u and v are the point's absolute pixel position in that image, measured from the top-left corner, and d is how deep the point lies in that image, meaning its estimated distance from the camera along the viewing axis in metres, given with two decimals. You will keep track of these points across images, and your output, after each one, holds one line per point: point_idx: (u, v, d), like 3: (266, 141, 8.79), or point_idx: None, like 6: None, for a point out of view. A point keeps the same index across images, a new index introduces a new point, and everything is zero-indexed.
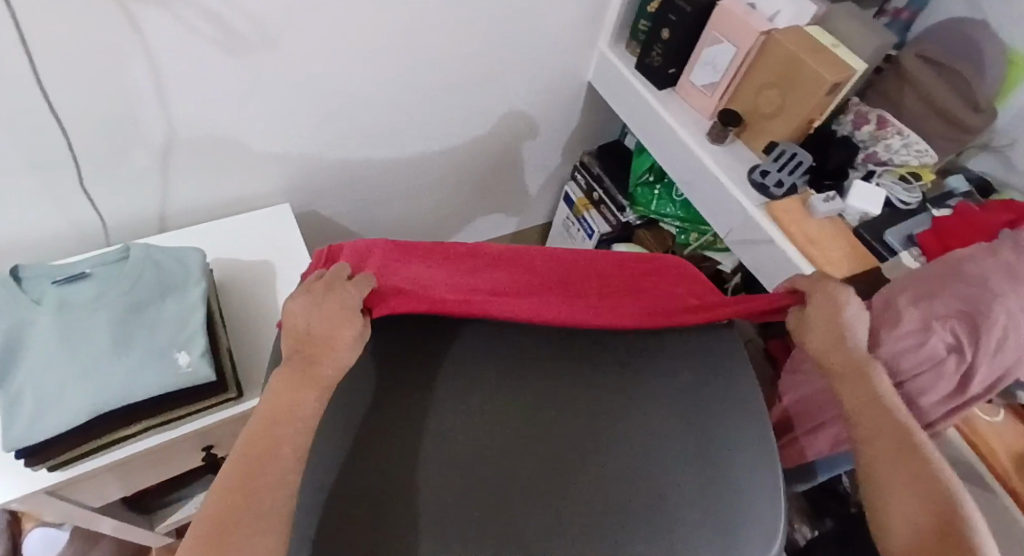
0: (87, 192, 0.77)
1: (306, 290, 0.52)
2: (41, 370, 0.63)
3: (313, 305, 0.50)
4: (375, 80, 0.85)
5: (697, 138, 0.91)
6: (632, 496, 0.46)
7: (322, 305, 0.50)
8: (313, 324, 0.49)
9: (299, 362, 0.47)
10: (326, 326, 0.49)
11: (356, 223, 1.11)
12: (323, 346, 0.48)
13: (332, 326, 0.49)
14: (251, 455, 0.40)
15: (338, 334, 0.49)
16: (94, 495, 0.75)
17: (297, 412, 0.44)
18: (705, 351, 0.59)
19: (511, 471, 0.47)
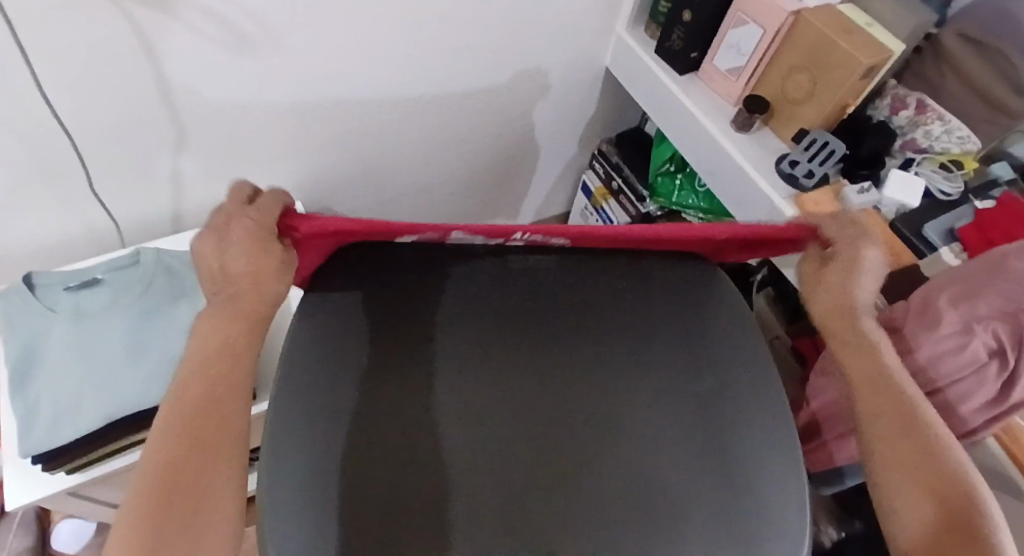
0: (97, 196, 0.76)
1: (209, 228, 0.49)
2: (56, 376, 0.63)
3: (221, 245, 0.47)
4: (388, 74, 0.83)
5: (721, 126, 0.87)
6: (626, 504, 0.46)
7: (234, 236, 0.47)
8: (229, 263, 0.47)
9: (230, 301, 0.47)
10: (242, 263, 0.47)
11: (371, 218, 1.10)
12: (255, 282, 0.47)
13: (248, 261, 0.47)
14: (193, 414, 0.41)
15: (255, 263, 0.47)
16: (115, 493, 0.76)
17: (233, 379, 0.44)
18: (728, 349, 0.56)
19: (506, 479, 0.47)
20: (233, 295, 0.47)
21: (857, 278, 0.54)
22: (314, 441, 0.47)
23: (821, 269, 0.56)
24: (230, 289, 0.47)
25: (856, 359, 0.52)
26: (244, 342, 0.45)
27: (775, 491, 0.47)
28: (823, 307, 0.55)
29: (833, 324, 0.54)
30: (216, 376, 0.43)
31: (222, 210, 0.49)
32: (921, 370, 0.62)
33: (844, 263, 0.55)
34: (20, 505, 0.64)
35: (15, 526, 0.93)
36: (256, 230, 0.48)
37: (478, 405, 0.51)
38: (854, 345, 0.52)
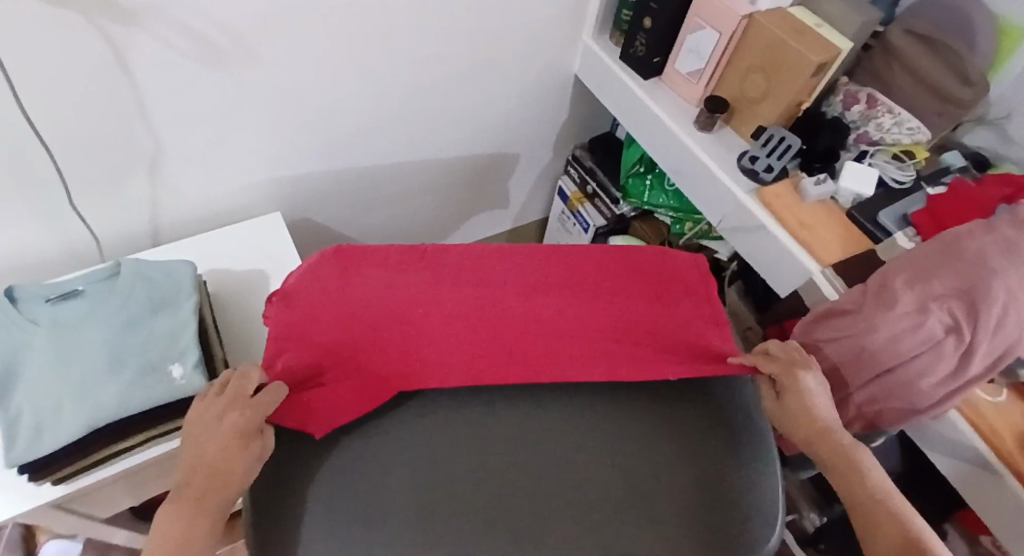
0: (77, 211, 0.78)
1: (201, 406, 0.50)
2: (37, 387, 0.64)
3: (209, 422, 0.48)
4: (361, 84, 0.85)
5: (685, 127, 0.90)
6: (689, 516, 0.49)
7: (220, 419, 0.48)
8: (206, 451, 0.46)
9: (188, 491, 0.45)
10: (217, 445, 0.47)
11: (350, 227, 1.11)
12: (217, 474, 0.45)
13: (226, 445, 0.47)
14: (179, 528, 0.43)
15: (232, 455, 0.46)
16: (99, 508, 0.76)
17: (218, 480, 0.45)
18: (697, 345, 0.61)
19: (571, 491, 0.49)
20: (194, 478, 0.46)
21: (811, 399, 0.55)
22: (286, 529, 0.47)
23: (778, 396, 0.56)
24: (198, 477, 0.45)
25: (819, 441, 0.53)
26: (227, 452, 0.46)
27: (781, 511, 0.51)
28: (800, 427, 0.54)
29: (819, 443, 0.53)
30: (185, 530, 0.43)
31: (224, 393, 0.50)
32: (882, 349, 0.64)
33: (792, 384, 0.56)
34: (4, 519, 0.64)
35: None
36: (244, 412, 0.48)
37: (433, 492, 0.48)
38: (837, 459, 0.52)
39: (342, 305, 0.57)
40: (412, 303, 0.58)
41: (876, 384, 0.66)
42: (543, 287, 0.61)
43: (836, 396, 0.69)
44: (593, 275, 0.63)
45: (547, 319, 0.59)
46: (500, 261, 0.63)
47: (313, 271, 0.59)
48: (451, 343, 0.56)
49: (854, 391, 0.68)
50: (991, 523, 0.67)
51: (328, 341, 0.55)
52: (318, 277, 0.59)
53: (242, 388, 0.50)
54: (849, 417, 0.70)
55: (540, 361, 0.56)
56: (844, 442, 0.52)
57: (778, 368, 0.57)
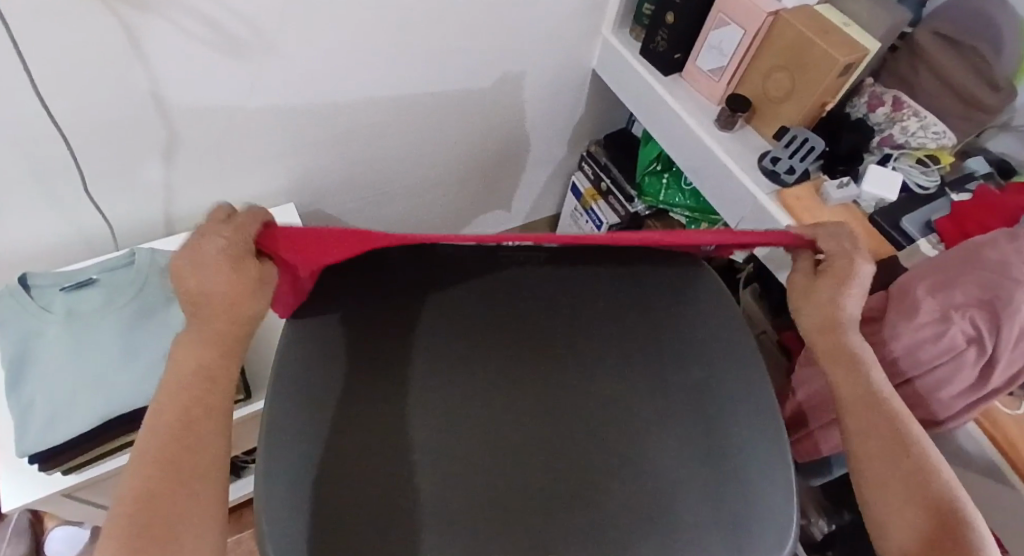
0: (92, 199, 0.77)
1: (188, 244, 0.48)
2: (51, 376, 0.63)
3: (203, 265, 0.47)
4: (377, 76, 0.84)
5: (705, 126, 0.89)
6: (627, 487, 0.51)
7: (214, 261, 0.47)
8: (209, 287, 0.47)
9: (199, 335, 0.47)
10: (219, 285, 0.47)
11: (361, 220, 1.11)
12: (227, 308, 0.47)
13: (229, 285, 0.47)
14: (170, 444, 0.42)
15: (238, 289, 0.47)
16: (110, 496, 0.76)
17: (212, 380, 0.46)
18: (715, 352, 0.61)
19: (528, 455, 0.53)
20: (207, 319, 0.47)
21: (847, 288, 0.57)
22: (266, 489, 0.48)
23: (819, 275, 0.59)
24: (197, 359, 0.46)
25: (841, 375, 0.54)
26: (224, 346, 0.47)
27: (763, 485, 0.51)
28: (816, 315, 0.57)
29: (820, 338, 0.57)
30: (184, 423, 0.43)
31: (223, 227, 0.50)
32: (900, 357, 0.64)
33: (845, 267, 0.57)
34: (16, 506, 0.64)
35: (10, 531, 0.93)
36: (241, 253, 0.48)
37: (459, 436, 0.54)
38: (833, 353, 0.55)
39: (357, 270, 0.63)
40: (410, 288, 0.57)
41: (898, 391, 0.65)
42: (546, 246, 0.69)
43: None
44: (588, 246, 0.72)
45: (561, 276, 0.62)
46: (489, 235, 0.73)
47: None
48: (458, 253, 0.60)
49: None
50: (1004, 534, 0.66)
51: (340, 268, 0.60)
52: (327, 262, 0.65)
53: (242, 230, 0.50)
54: None
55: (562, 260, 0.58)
56: (848, 340, 0.55)
57: (834, 249, 0.59)
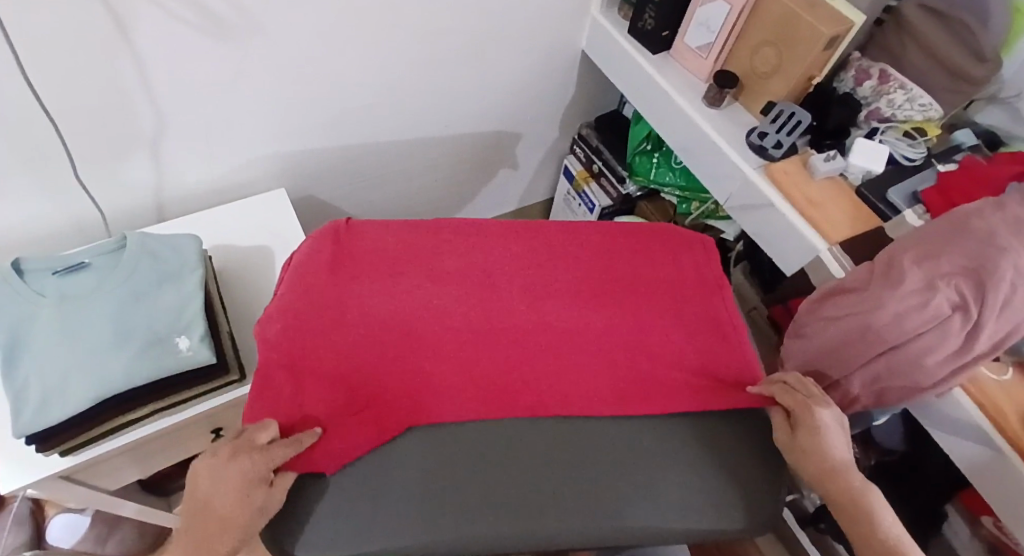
0: (82, 184, 0.77)
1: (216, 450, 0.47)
2: (46, 358, 0.64)
3: (218, 475, 0.46)
4: (364, 58, 0.84)
5: (693, 102, 0.89)
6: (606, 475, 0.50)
7: (227, 473, 0.45)
8: (217, 500, 0.45)
9: (195, 533, 0.46)
10: (225, 500, 0.45)
11: (352, 205, 1.11)
12: (224, 519, 0.45)
13: (233, 500, 0.45)
14: None
15: (235, 514, 0.45)
16: (108, 479, 0.77)
17: None
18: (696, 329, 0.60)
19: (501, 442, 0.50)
20: (207, 520, 0.46)
21: (827, 438, 0.53)
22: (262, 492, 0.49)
23: (794, 430, 0.54)
24: (196, 543, 0.45)
25: (838, 501, 0.52)
26: (220, 539, 0.45)
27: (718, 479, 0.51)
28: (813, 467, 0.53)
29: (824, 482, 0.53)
30: None
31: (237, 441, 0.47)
32: (886, 326, 0.64)
33: (814, 426, 0.53)
34: (14, 487, 0.65)
35: (9, 519, 0.94)
36: (249, 471, 0.45)
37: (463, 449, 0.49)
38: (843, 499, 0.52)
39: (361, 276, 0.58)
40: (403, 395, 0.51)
41: (880, 361, 0.65)
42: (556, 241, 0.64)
43: (841, 374, 0.69)
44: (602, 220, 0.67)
45: (555, 319, 0.58)
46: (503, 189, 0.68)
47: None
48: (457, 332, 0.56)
49: (857, 369, 0.67)
50: (994, 503, 0.66)
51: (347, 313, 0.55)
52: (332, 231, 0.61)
53: (251, 440, 0.46)
54: (852, 395, 0.69)
55: (550, 380, 0.54)
56: (854, 484, 0.52)
57: (794, 404, 0.54)
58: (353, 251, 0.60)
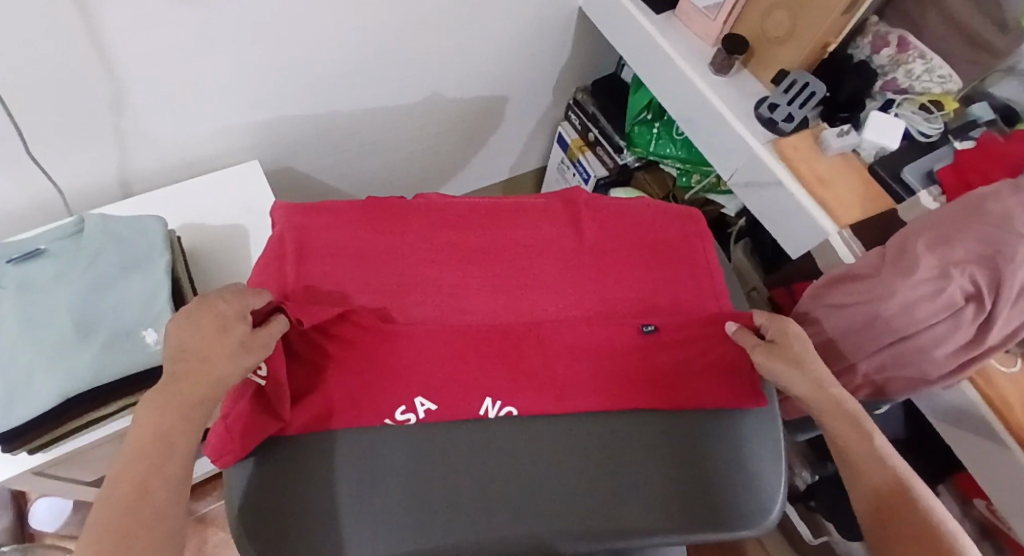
0: (37, 163, 0.70)
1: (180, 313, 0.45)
2: (4, 354, 0.59)
3: (185, 326, 0.44)
4: (341, 19, 0.76)
5: (699, 70, 0.82)
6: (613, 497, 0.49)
7: (201, 324, 0.44)
8: (189, 344, 0.43)
9: (165, 385, 0.42)
10: (201, 341, 0.43)
11: (335, 177, 1.04)
12: (199, 360, 0.42)
13: (212, 339, 0.43)
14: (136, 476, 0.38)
15: (216, 348, 0.43)
16: (84, 471, 0.74)
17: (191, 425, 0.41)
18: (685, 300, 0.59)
19: (505, 484, 0.49)
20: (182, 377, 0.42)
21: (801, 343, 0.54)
22: (257, 525, 0.46)
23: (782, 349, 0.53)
24: (173, 385, 0.42)
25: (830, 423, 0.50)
26: (198, 384, 0.42)
27: (725, 482, 0.52)
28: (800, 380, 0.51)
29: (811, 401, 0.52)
30: (150, 464, 0.39)
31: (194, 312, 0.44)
32: (894, 316, 0.61)
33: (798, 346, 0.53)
34: None
35: None
36: (222, 310, 0.44)
37: (460, 482, 0.48)
38: (837, 413, 0.50)
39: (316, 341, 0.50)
40: (378, 385, 0.50)
41: (888, 350, 0.64)
42: (548, 281, 0.57)
43: (846, 361, 0.68)
44: (601, 253, 0.59)
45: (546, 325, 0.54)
46: (486, 224, 0.59)
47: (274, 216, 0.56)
48: (438, 402, 0.50)
49: (862, 357, 0.66)
50: (992, 491, 0.66)
51: (309, 388, 0.50)
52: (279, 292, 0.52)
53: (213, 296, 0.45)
54: (856, 382, 0.68)
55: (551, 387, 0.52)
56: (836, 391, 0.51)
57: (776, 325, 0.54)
58: (311, 247, 0.55)
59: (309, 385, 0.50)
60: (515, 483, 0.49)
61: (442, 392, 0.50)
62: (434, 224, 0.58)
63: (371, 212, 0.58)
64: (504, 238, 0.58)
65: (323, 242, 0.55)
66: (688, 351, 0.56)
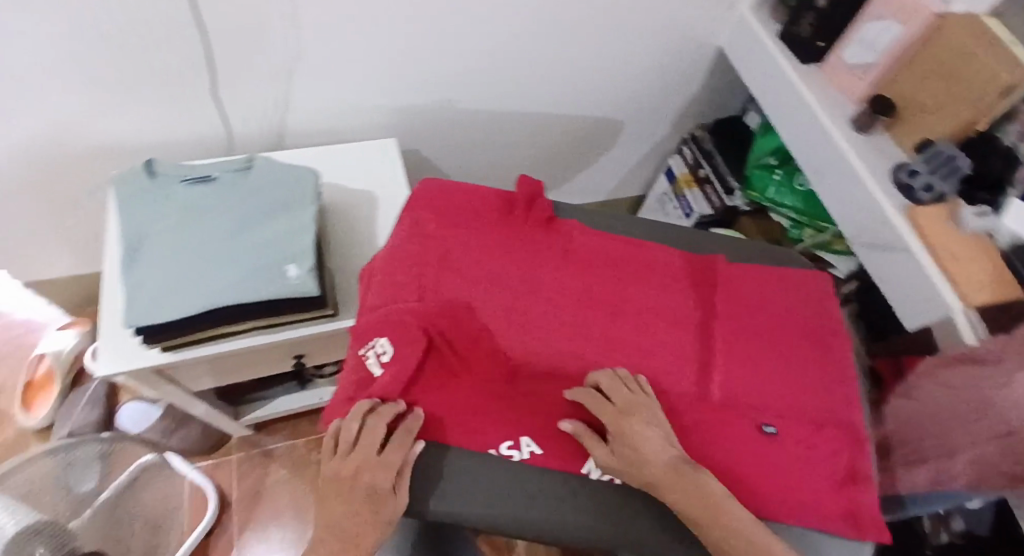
0: (216, 101, 0.81)
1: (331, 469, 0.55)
2: (163, 259, 0.66)
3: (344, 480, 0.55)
4: (499, 21, 0.82)
5: (836, 125, 0.82)
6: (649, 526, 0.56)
7: (357, 483, 0.54)
8: (353, 495, 0.54)
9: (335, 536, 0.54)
10: (360, 496, 0.54)
11: (453, 167, 1.10)
12: (359, 510, 0.53)
13: (364, 489, 0.54)
14: None
15: (370, 498, 0.54)
16: (189, 378, 0.83)
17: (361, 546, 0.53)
18: (790, 379, 0.62)
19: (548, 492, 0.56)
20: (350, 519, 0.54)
21: (643, 444, 0.53)
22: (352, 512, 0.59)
23: (612, 447, 0.54)
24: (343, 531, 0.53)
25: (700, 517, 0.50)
26: (364, 526, 0.53)
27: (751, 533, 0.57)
28: (643, 480, 0.53)
29: (674, 494, 0.51)
30: None
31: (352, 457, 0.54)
32: (1010, 406, 0.58)
33: (623, 435, 0.54)
34: (118, 372, 0.70)
35: (85, 399, 1.09)
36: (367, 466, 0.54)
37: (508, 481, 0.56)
38: (682, 497, 0.51)
39: (437, 349, 0.60)
40: (480, 398, 0.58)
41: (996, 443, 0.59)
42: (659, 349, 0.62)
43: (942, 446, 0.63)
44: (711, 320, 0.64)
45: (645, 377, 0.60)
46: (603, 279, 0.66)
47: (423, 228, 0.69)
48: (541, 447, 0.57)
49: (965, 446, 0.62)
50: None
51: (423, 388, 0.59)
52: (415, 292, 0.64)
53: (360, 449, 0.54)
54: (948, 472, 0.63)
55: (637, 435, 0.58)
56: (700, 488, 0.51)
57: (606, 416, 0.54)
58: (452, 264, 0.66)
59: (423, 385, 0.59)
60: (575, 501, 0.56)
61: (536, 414, 0.58)
62: (557, 268, 0.67)
63: (505, 244, 0.69)
64: (617, 288, 0.66)
65: (462, 260, 0.66)
66: (785, 431, 0.58)
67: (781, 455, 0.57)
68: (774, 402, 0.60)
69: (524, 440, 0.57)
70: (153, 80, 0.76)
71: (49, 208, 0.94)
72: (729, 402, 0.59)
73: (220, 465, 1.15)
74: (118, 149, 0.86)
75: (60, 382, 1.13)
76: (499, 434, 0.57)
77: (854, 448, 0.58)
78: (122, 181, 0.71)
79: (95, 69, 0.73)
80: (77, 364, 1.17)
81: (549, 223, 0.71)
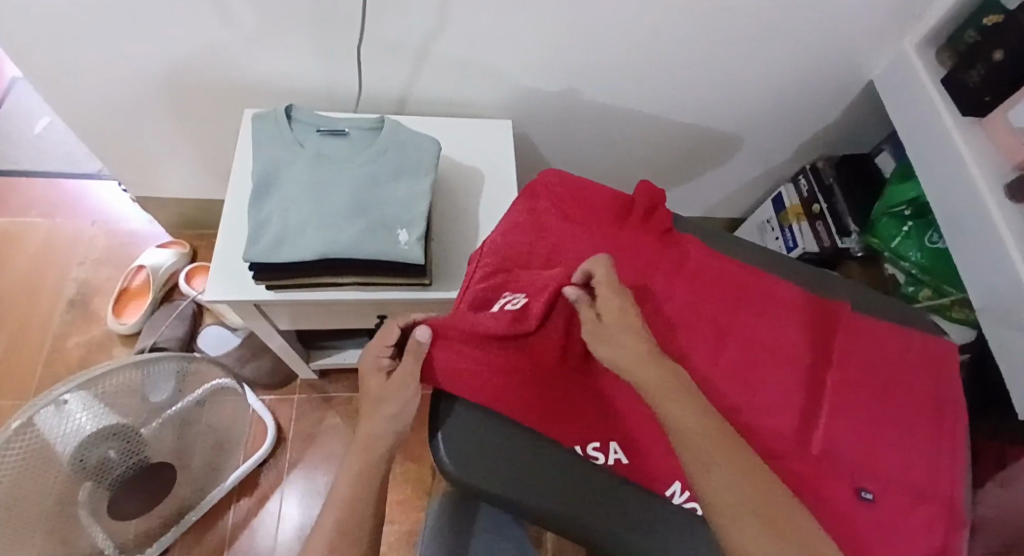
0: (357, 57, 0.84)
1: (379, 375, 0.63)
2: (290, 201, 0.69)
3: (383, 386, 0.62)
4: (646, 18, 0.80)
5: (988, 185, 0.76)
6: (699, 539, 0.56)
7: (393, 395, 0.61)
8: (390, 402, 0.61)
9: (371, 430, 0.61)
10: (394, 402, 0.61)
11: (558, 157, 1.10)
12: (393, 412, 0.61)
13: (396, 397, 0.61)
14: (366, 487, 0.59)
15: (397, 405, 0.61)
16: (279, 317, 0.86)
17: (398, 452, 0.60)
18: (897, 445, 0.57)
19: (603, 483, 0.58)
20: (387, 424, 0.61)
21: (631, 325, 0.56)
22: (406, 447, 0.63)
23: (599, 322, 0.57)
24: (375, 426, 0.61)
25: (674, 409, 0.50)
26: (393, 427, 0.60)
27: None
28: (608, 355, 0.55)
29: (647, 374, 0.52)
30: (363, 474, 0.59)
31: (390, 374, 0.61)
32: None
33: (619, 318, 0.56)
34: (226, 298, 0.73)
35: (174, 315, 1.15)
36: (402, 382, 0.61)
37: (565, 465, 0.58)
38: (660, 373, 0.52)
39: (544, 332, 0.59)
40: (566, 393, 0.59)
41: None
42: (765, 383, 0.59)
43: None
44: (819, 365, 0.61)
45: (740, 408, 0.58)
46: (714, 300, 0.64)
47: (538, 216, 0.69)
48: (628, 457, 0.57)
49: None
50: None
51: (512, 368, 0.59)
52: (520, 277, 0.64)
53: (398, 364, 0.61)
54: None
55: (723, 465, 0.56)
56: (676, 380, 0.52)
57: (602, 290, 0.57)
58: (560, 258, 0.66)
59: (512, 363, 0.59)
60: (643, 512, 0.56)
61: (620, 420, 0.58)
62: (667, 281, 0.65)
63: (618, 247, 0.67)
64: (726, 312, 0.64)
65: (571, 255, 0.66)
66: (883, 492, 0.55)
67: (877, 517, 0.53)
68: (874, 463, 0.56)
69: (611, 446, 0.58)
70: (304, 27, 0.79)
71: (180, 130, 1.00)
72: (829, 451, 0.56)
73: (282, 401, 1.20)
74: (255, 87, 0.90)
75: (154, 293, 1.20)
76: (580, 433, 0.58)
77: (957, 529, 0.53)
78: (263, 118, 0.74)
79: (255, 6, 0.76)
80: (172, 279, 1.24)
81: (665, 234, 0.69)
